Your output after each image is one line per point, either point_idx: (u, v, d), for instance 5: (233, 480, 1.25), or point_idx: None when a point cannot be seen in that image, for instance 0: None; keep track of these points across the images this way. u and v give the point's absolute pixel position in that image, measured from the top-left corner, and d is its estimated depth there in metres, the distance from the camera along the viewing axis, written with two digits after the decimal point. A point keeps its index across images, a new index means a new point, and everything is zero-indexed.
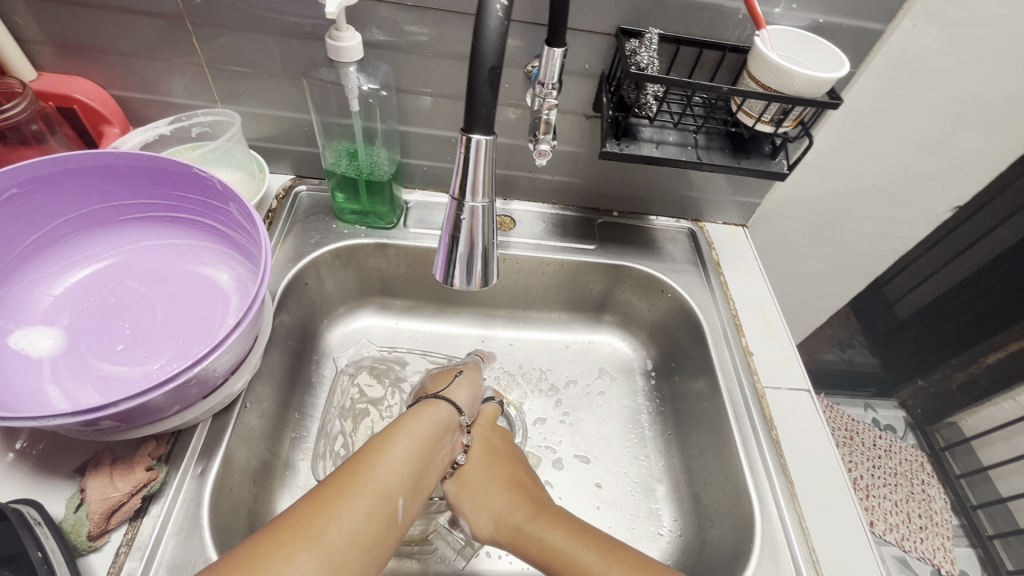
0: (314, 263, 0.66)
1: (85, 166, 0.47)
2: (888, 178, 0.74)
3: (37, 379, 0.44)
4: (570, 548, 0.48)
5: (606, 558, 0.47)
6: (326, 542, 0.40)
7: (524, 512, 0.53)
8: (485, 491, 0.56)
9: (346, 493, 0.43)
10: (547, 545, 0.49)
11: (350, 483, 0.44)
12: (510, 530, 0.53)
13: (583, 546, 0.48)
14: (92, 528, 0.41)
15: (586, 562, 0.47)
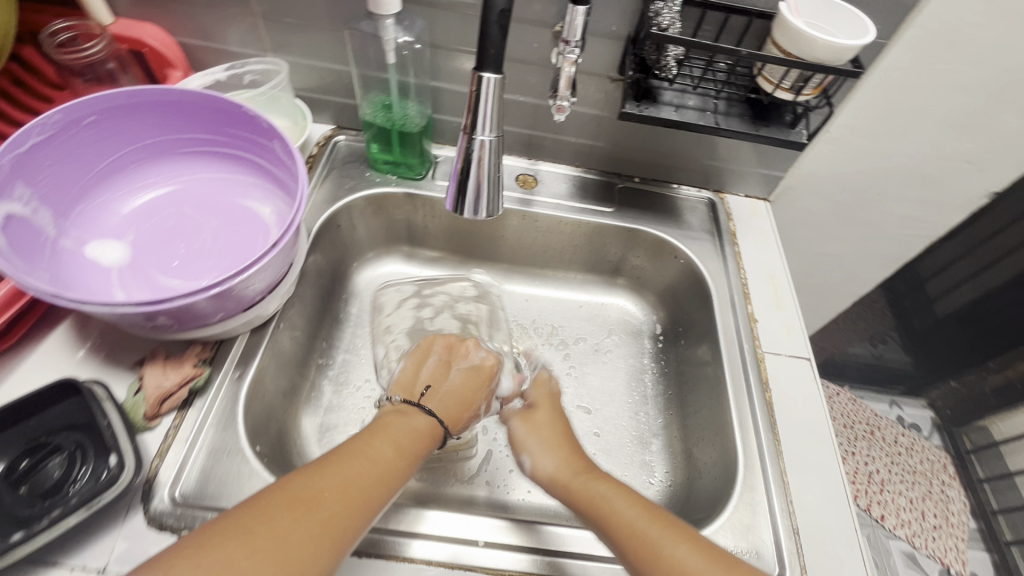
0: (347, 208, 0.72)
1: (152, 101, 0.53)
2: (919, 157, 0.72)
3: (106, 283, 0.51)
4: (615, 500, 0.47)
5: (647, 514, 0.45)
6: (320, 515, 0.38)
7: (579, 464, 0.52)
8: (546, 435, 0.56)
9: (340, 473, 0.41)
10: (595, 492, 0.49)
11: (343, 465, 0.42)
12: (563, 477, 0.52)
13: (629, 500, 0.47)
14: (148, 409, 0.48)
15: (626, 515, 0.46)
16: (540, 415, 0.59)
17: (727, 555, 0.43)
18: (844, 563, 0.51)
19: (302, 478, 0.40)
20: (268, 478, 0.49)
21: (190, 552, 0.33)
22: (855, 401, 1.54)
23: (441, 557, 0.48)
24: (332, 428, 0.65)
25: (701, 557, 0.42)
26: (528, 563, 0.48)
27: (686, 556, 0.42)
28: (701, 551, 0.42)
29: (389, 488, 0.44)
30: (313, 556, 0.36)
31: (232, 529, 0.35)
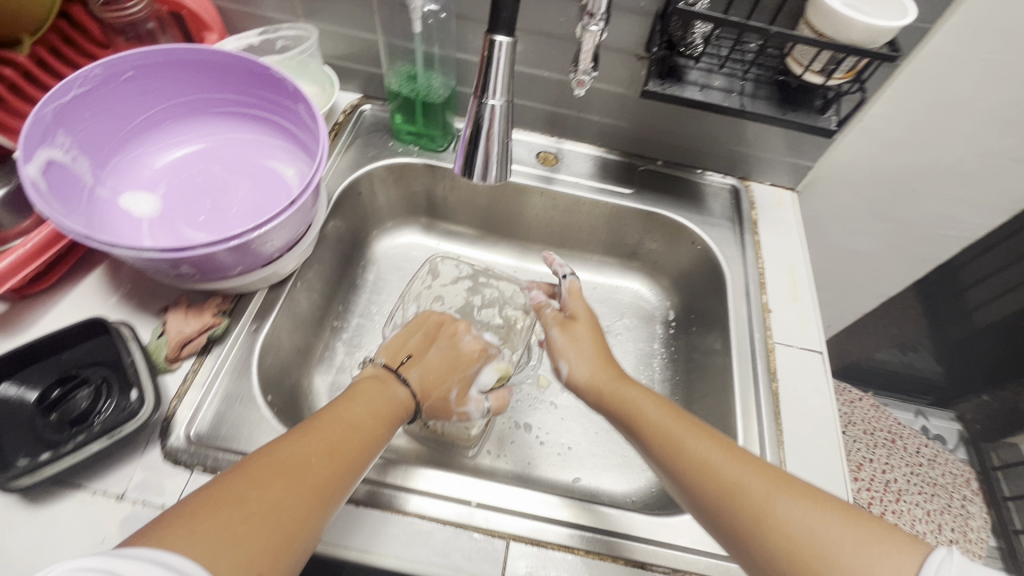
0: (369, 176, 0.73)
1: (186, 59, 0.55)
2: (960, 153, 0.69)
3: (137, 233, 0.54)
4: (646, 403, 0.51)
5: (673, 416, 0.49)
6: (307, 480, 0.39)
7: (615, 376, 0.56)
8: (585, 348, 0.60)
9: (321, 438, 0.42)
10: (629, 398, 0.53)
11: (325, 431, 0.43)
12: (598, 385, 0.56)
13: (659, 406, 0.51)
14: (170, 352, 0.51)
15: (654, 416, 0.50)
16: (579, 328, 0.62)
17: (746, 451, 0.45)
18: None
19: (286, 445, 0.41)
20: (277, 426, 0.51)
21: (183, 519, 0.33)
22: (878, 407, 1.49)
23: (437, 513, 0.49)
24: (342, 387, 0.67)
25: (722, 453, 0.44)
26: (574, 538, 0.49)
27: (705, 452, 0.45)
28: (722, 447, 0.45)
29: (368, 453, 0.45)
30: (305, 516, 0.37)
31: (226, 496, 0.35)
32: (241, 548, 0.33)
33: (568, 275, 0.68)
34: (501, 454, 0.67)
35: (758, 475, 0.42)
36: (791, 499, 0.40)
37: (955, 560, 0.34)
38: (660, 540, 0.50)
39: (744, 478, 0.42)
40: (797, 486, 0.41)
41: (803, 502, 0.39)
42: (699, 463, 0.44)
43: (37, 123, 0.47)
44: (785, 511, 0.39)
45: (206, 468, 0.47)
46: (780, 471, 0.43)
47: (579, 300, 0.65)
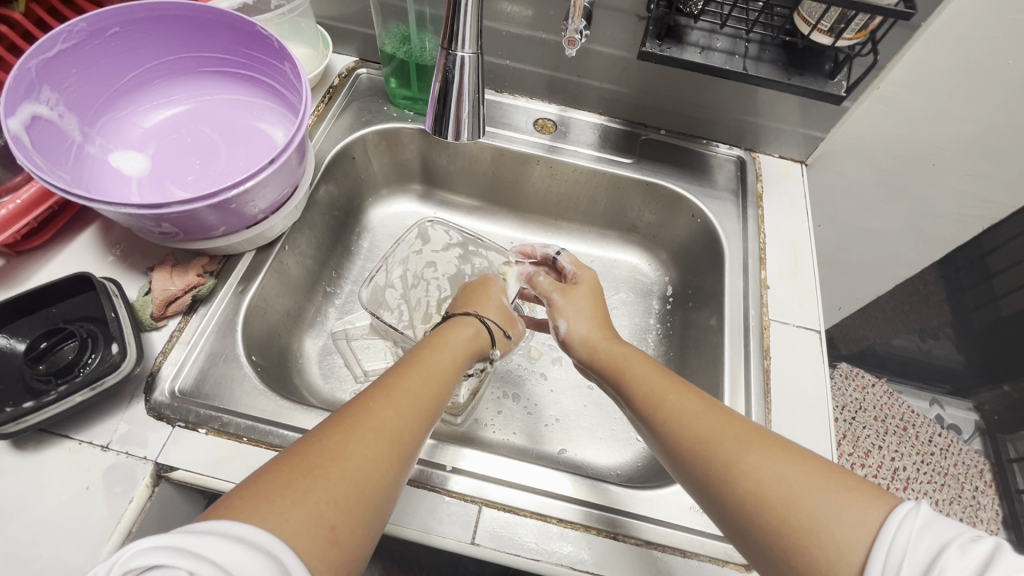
0: (362, 140, 0.72)
1: (173, 15, 0.54)
2: (984, 125, 0.65)
3: (125, 191, 0.54)
4: (631, 360, 0.51)
5: (657, 372, 0.49)
6: (378, 438, 0.38)
7: (612, 338, 0.56)
8: (584, 308, 0.60)
9: (391, 402, 0.41)
10: (619, 356, 0.53)
11: (390, 395, 0.42)
12: (592, 344, 0.56)
13: (646, 365, 0.50)
14: (154, 310, 0.51)
15: (641, 372, 0.50)
16: (580, 290, 0.61)
17: (726, 407, 0.43)
18: None
19: (356, 409, 0.39)
20: (260, 386, 0.52)
21: (256, 490, 0.32)
22: (891, 394, 1.45)
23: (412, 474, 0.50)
24: (333, 352, 0.68)
25: (698, 406, 0.43)
26: (582, 514, 0.49)
27: (683, 403, 0.44)
28: (699, 401, 0.44)
29: (433, 411, 0.44)
30: (377, 474, 0.36)
31: (300, 463, 0.34)
32: (315, 516, 0.32)
33: (561, 250, 0.67)
34: (489, 424, 0.67)
35: (728, 426, 0.41)
36: (759, 451, 0.38)
37: (922, 512, 0.31)
38: (650, 516, 0.49)
39: (716, 429, 0.41)
40: (768, 439, 0.39)
41: (772, 452, 0.38)
42: (675, 416, 0.44)
43: (21, 78, 0.47)
44: (756, 460, 0.38)
45: (188, 423, 0.48)
46: (749, 423, 0.41)
47: (585, 269, 0.64)
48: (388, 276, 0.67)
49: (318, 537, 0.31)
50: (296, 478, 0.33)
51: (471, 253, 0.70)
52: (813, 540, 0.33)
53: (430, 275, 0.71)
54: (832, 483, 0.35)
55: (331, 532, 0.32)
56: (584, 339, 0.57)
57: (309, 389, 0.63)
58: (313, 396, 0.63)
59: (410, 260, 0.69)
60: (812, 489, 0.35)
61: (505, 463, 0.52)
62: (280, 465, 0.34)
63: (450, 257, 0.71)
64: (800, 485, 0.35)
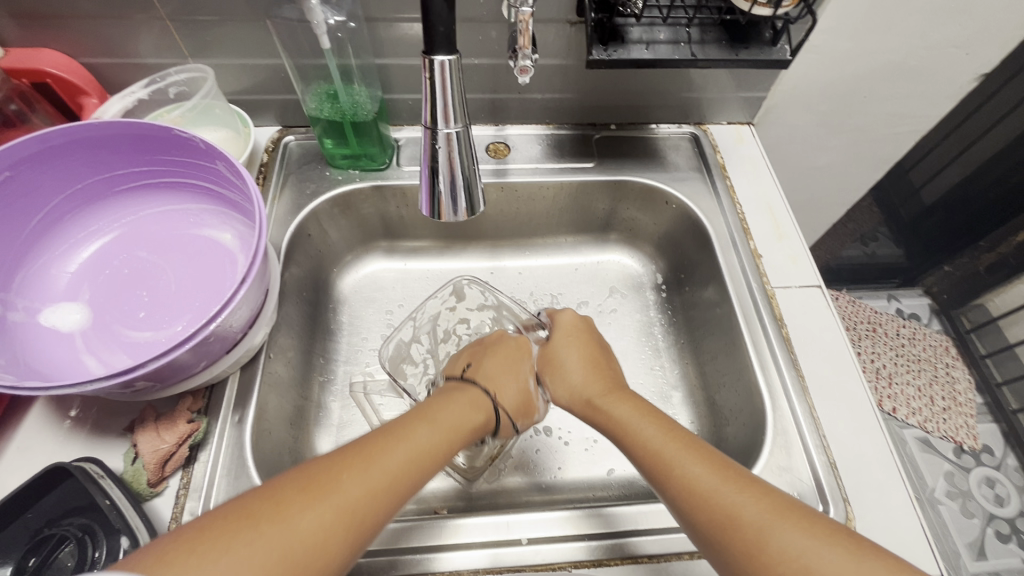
0: (314, 214, 0.66)
1: (70, 141, 0.47)
2: (905, 51, 0.68)
3: (72, 351, 0.47)
4: (632, 422, 0.46)
5: (668, 433, 0.44)
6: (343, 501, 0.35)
7: (614, 391, 0.51)
8: (573, 360, 0.56)
9: (370, 465, 0.37)
10: (621, 419, 0.47)
11: (376, 452, 0.38)
12: (586, 399, 0.52)
13: (649, 421, 0.46)
14: (151, 476, 0.45)
15: (646, 434, 0.45)
16: (557, 337, 0.58)
17: (749, 475, 0.40)
18: (885, 487, 0.50)
19: (329, 464, 0.37)
20: None
21: (190, 537, 0.31)
22: (855, 302, 1.50)
23: (483, 562, 0.46)
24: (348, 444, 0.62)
25: (712, 473, 0.40)
26: (586, 549, 0.47)
27: (698, 473, 0.40)
28: (716, 467, 0.40)
29: (423, 469, 0.40)
30: (332, 548, 0.33)
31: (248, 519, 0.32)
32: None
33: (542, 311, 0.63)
34: (529, 468, 0.63)
35: (753, 498, 0.38)
36: (790, 529, 0.35)
37: None
38: None
39: (737, 502, 0.37)
40: (797, 510, 0.37)
41: (801, 530, 0.35)
42: (689, 485, 0.40)
43: None
44: (783, 539, 0.35)
45: None
46: (782, 496, 0.38)
47: (566, 312, 0.61)
48: (415, 331, 0.64)
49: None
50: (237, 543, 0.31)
51: (508, 320, 0.64)
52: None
53: (462, 331, 0.65)
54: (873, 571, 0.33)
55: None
56: (581, 395, 0.53)
57: None
58: None
59: (441, 316, 0.65)
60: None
61: (496, 522, 0.48)
62: (229, 516, 0.32)
63: (484, 317, 0.66)
64: (829, 566, 0.33)
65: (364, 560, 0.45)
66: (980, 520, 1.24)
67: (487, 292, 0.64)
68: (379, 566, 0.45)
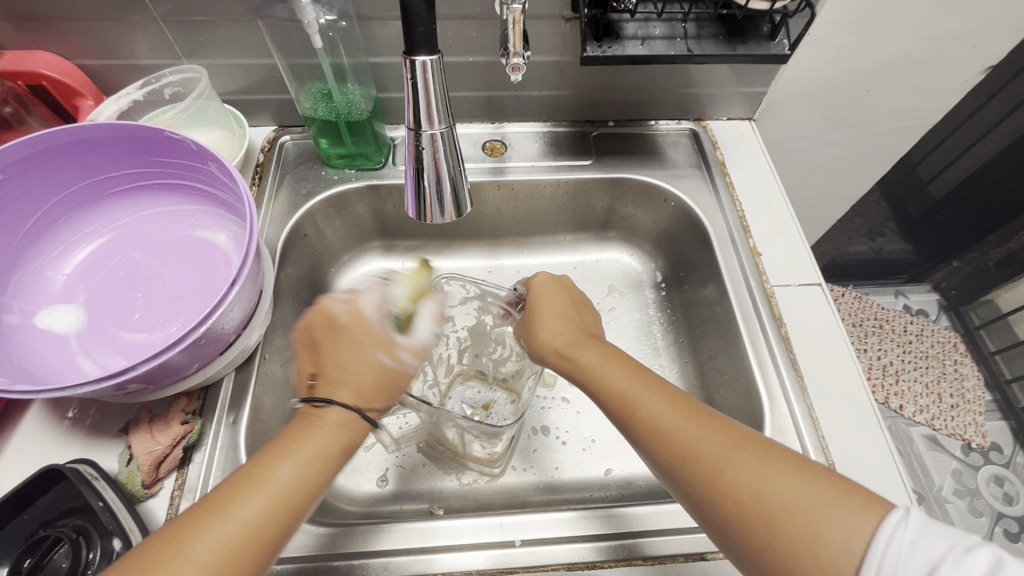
0: (310, 214, 0.66)
1: (63, 143, 0.48)
2: (909, 44, 0.66)
3: (67, 353, 0.47)
4: (600, 367, 0.46)
5: (632, 374, 0.44)
6: (241, 528, 0.35)
7: (584, 339, 0.50)
8: (546, 308, 0.54)
9: (261, 492, 0.37)
10: (590, 364, 0.47)
11: (265, 475, 0.38)
12: (561, 347, 0.50)
13: (614, 364, 0.45)
14: (145, 477, 0.45)
15: (613, 378, 0.44)
16: (535, 292, 0.56)
17: (710, 412, 0.40)
18: (885, 489, 0.50)
19: (184, 527, 0.35)
20: None
21: None
22: (861, 298, 1.49)
23: (477, 563, 0.46)
24: None
25: (674, 411, 0.40)
26: (582, 551, 0.46)
27: (661, 412, 0.40)
28: (678, 407, 0.40)
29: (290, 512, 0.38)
30: None
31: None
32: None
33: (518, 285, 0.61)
34: (528, 466, 0.63)
35: (711, 433, 0.38)
36: (748, 459, 0.36)
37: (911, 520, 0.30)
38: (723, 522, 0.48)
39: (696, 437, 0.38)
40: (753, 441, 0.37)
41: (756, 459, 0.35)
42: (650, 423, 0.40)
43: None
44: (740, 468, 0.35)
45: None
46: (741, 429, 0.38)
47: (539, 274, 0.57)
48: None
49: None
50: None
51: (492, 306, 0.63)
52: (785, 537, 0.33)
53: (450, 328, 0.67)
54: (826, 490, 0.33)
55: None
56: (548, 346, 0.51)
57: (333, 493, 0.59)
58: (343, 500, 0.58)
59: None
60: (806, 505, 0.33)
61: (490, 524, 0.48)
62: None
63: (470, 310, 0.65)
64: (782, 490, 0.34)
65: (357, 562, 0.45)
66: (987, 519, 1.23)
67: (468, 284, 0.63)
68: (372, 568, 0.45)
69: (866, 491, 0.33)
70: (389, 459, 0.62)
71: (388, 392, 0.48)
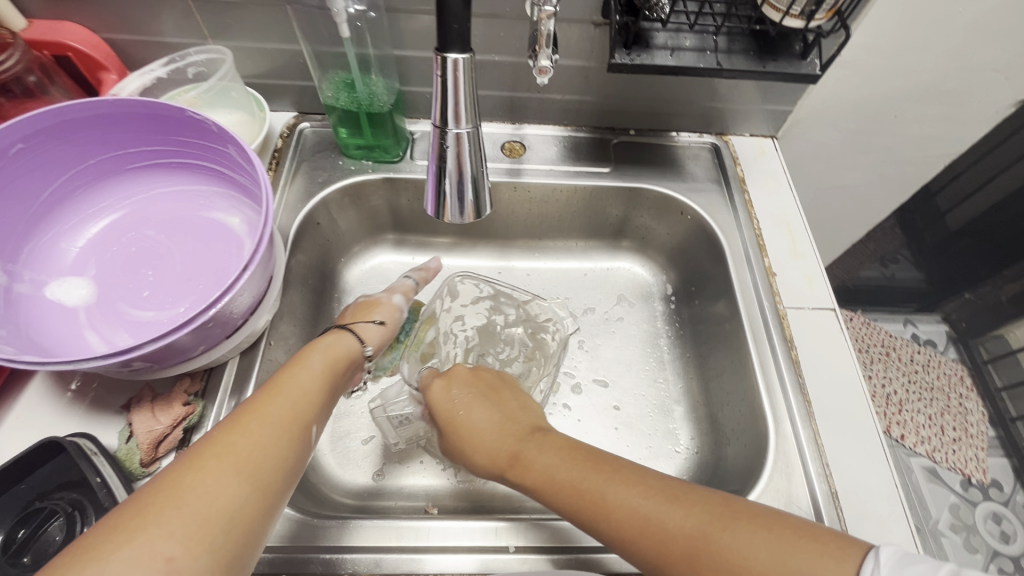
0: (324, 203, 0.66)
1: (84, 116, 0.48)
2: (942, 71, 0.65)
3: (75, 326, 0.47)
4: (553, 465, 0.42)
5: (586, 464, 0.41)
6: (276, 415, 0.40)
7: (528, 435, 0.46)
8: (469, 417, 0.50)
9: (283, 394, 0.42)
10: (545, 464, 0.43)
11: (281, 387, 0.43)
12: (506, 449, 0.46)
13: (563, 459, 0.42)
14: (144, 456, 0.45)
15: (566, 474, 0.41)
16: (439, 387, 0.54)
17: (674, 482, 0.38)
18: (886, 522, 0.49)
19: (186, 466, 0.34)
20: (287, 512, 0.47)
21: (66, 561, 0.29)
22: (869, 324, 1.47)
23: (468, 567, 0.45)
24: (344, 436, 0.62)
25: (638, 491, 0.38)
26: (575, 561, 0.46)
27: (631, 500, 0.37)
28: (641, 486, 0.38)
29: (285, 469, 0.38)
30: (203, 551, 0.31)
31: (204, 454, 0.35)
32: (224, 497, 0.33)
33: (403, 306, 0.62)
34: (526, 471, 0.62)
35: (681, 509, 0.36)
36: (722, 532, 0.34)
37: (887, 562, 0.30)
38: None
39: (667, 517, 0.36)
40: (723, 508, 0.35)
41: (740, 526, 0.34)
42: (620, 518, 0.37)
43: None
44: (720, 545, 0.33)
45: None
46: (707, 496, 0.36)
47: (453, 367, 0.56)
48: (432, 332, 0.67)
49: (210, 528, 0.32)
50: (209, 466, 0.34)
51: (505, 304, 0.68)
52: None
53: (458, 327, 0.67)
54: (787, 551, 0.32)
55: (236, 516, 0.33)
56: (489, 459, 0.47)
57: (330, 484, 0.58)
58: (338, 492, 0.58)
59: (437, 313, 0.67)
60: (774, 563, 0.32)
61: (484, 527, 0.47)
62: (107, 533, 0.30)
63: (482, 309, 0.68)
64: (747, 553, 0.32)
65: (349, 556, 0.45)
66: (983, 555, 1.21)
67: (482, 284, 0.69)
68: (364, 563, 0.45)
69: (823, 534, 0.32)
70: (386, 454, 0.62)
71: (367, 314, 0.57)
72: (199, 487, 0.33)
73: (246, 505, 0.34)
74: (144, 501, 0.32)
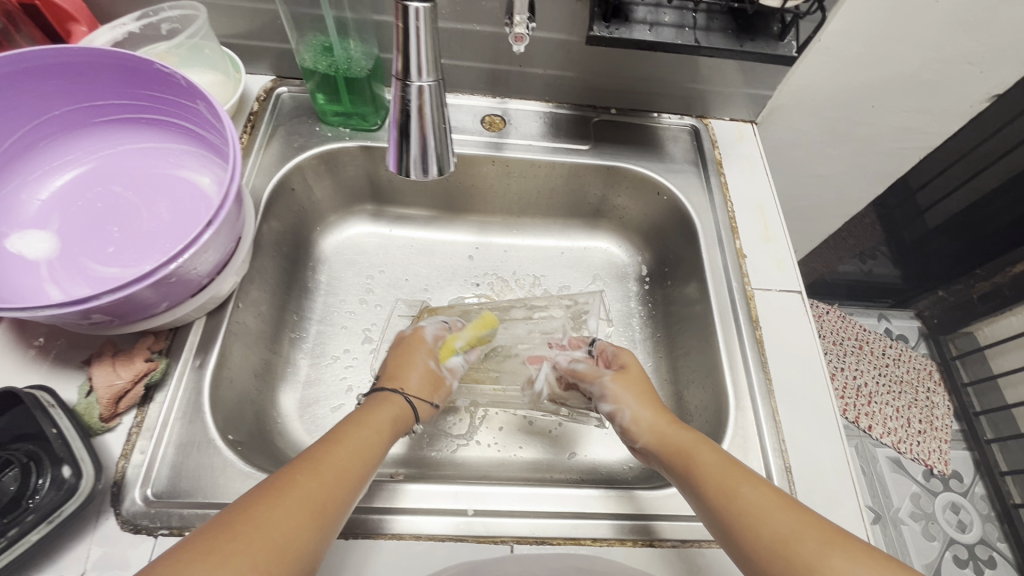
0: (298, 169, 0.65)
1: (46, 64, 0.46)
2: (919, 63, 0.66)
3: (36, 279, 0.46)
4: (697, 448, 0.46)
5: (726, 461, 0.44)
6: (342, 463, 0.41)
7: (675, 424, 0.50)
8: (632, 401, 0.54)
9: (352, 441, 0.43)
10: (685, 442, 0.47)
11: (350, 435, 0.44)
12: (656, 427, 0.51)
13: (710, 450, 0.45)
14: (103, 411, 0.45)
15: (710, 461, 0.44)
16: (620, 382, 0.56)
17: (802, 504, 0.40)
18: (836, 497, 0.50)
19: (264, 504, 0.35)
20: (247, 471, 0.47)
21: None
22: (845, 317, 1.50)
23: (427, 528, 0.46)
24: (314, 402, 0.62)
25: (770, 499, 0.40)
26: (533, 526, 0.47)
27: (759, 498, 0.40)
28: (775, 496, 0.40)
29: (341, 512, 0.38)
30: None
31: (286, 491, 0.36)
32: (296, 539, 0.35)
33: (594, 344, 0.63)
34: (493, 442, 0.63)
35: (802, 523, 0.37)
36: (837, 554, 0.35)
37: None
38: (666, 513, 0.48)
39: (789, 526, 0.37)
40: (847, 539, 0.36)
41: (850, 556, 0.35)
42: (743, 508, 0.40)
43: None
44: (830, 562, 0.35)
45: (172, 528, 0.43)
46: (827, 524, 0.38)
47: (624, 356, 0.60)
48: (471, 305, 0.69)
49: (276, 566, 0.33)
50: (280, 504, 0.35)
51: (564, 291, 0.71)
52: None
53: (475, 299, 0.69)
54: None
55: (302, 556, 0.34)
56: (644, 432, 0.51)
57: (295, 449, 0.58)
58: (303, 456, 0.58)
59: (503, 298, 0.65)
60: None
61: (446, 490, 0.48)
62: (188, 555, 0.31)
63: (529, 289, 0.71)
64: None
65: None
66: (939, 543, 1.26)
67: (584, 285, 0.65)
68: None
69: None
70: None
71: (431, 390, 0.56)
72: (272, 526, 0.34)
73: (309, 545, 0.35)
74: (228, 529, 0.33)
